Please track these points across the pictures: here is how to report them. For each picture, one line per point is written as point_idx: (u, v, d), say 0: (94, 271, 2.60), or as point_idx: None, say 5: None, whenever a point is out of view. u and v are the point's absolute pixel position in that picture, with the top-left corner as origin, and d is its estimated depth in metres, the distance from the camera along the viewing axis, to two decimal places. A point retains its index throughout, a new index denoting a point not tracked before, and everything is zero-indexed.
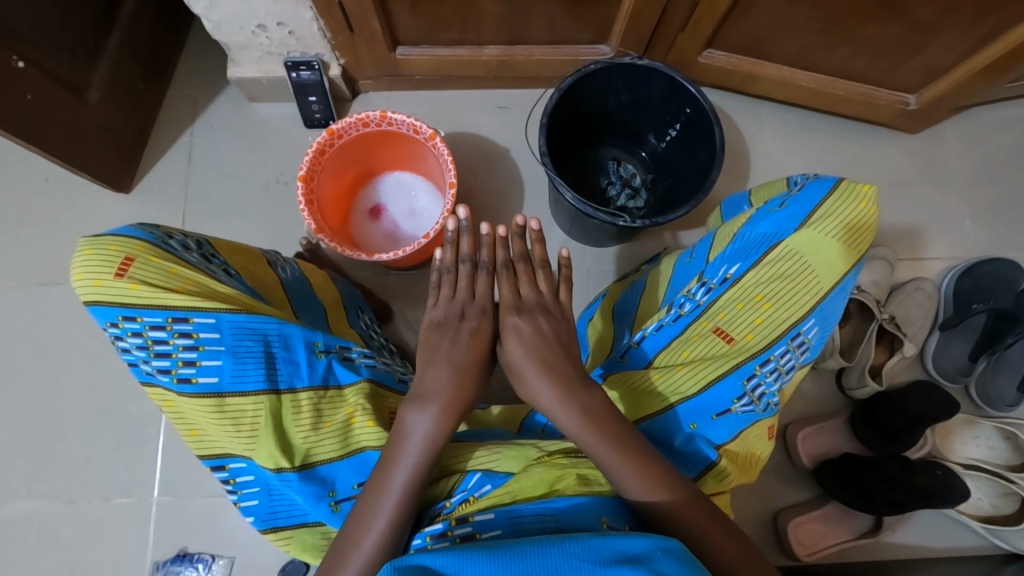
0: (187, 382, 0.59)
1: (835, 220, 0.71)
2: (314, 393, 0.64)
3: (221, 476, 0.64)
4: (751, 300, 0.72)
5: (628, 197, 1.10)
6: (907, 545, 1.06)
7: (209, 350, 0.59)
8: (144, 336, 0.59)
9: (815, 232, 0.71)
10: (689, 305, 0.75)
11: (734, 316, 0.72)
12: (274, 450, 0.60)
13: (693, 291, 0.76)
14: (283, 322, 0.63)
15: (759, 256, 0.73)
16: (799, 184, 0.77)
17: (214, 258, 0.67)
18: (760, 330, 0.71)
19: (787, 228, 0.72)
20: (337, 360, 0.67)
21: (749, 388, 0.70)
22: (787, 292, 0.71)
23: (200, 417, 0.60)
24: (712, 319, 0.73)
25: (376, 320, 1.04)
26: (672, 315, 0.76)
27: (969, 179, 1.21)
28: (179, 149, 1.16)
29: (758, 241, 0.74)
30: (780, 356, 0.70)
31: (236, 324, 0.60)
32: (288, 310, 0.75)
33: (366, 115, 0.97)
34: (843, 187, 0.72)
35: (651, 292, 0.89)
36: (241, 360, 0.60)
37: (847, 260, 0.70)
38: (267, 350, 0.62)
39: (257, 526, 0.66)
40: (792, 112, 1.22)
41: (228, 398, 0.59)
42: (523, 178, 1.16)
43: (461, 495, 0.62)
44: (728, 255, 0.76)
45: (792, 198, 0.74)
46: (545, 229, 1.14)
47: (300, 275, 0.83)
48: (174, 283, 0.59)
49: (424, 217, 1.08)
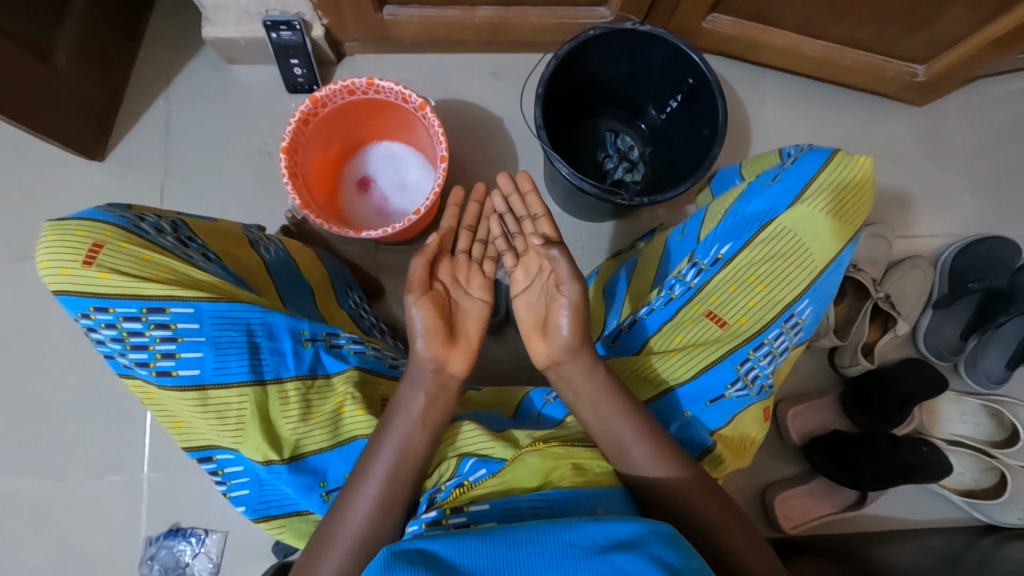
0: (167, 375, 0.56)
1: (827, 195, 0.69)
2: (301, 383, 0.61)
3: (208, 468, 0.62)
4: (744, 281, 0.70)
5: (625, 170, 1.06)
6: (889, 517, 1.09)
7: (189, 342, 0.56)
8: (119, 328, 0.55)
9: (808, 208, 0.69)
10: (680, 287, 0.73)
11: (726, 299, 0.70)
12: (263, 443, 0.58)
13: (684, 272, 0.73)
14: (266, 311, 0.60)
15: (753, 234, 0.70)
16: (793, 156, 0.74)
17: (191, 241, 0.63)
18: (753, 314, 0.69)
19: (780, 204, 0.70)
20: (323, 349, 0.65)
21: (743, 372, 0.69)
22: (781, 272, 0.69)
23: (182, 410, 0.58)
24: (705, 303, 0.71)
25: (365, 298, 1.02)
26: (663, 301, 0.73)
27: (971, 153, 1.18)
28: (155, 115, 1.10)
29: (751, 220, 0.71)
30: (773, 339, 0.69)
31: (217, 313, 0.56)
32: (274, 295, 0.73)
33: (352, 82, 0.92)
34: (836, 159, 0.70)
35: (640, 272, 0.86)
36: (224, 351, 0.57)
37: (841, 237, 0.68)
38: (250, 340, 0.59)
39: (249, 515, 0.64)
40: (797, 81, 1.18)
41: (210, 391, 0.57)
42: (517, 150, 1.12)
43: (457, 479, 0.60)
44: (719, 234, 0.73)
45: (786, 169, 0.71)
46: None
47: (285, 254, 0.80)
48: (146, 270, 0.55)
49: (414, 191, 1.04)
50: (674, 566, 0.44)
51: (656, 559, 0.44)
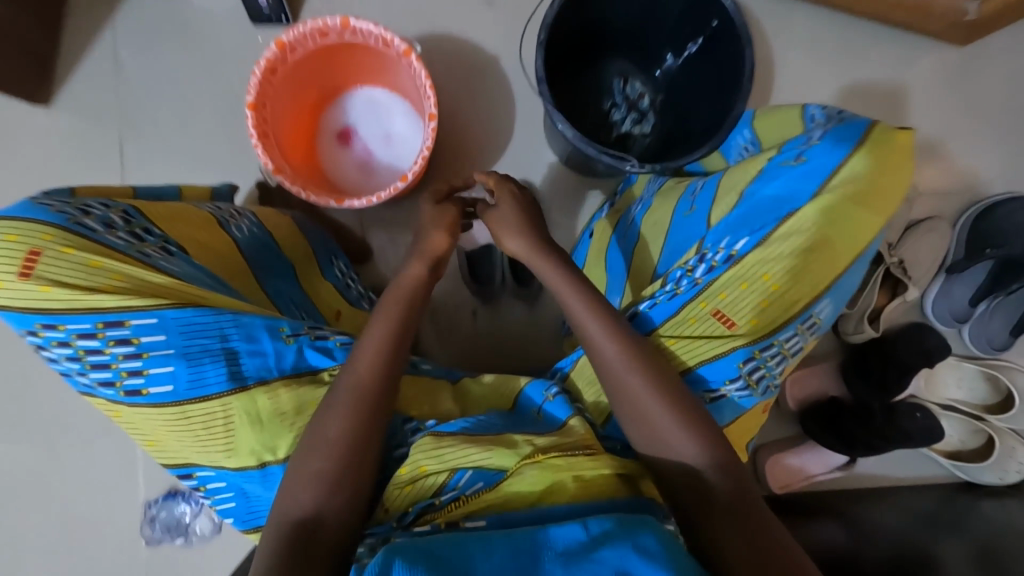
0: (136, 394, 0.48)
1: (859, 183, 0.58)
2: (290, 382, 0.53)
3: (190, 483, 0.54)
4: (759, 277, 0.58)
5: (633, 122, 0.96)
6: (877, 475, 1.11)
7: (155, 355, 0.47)
8: (74, 345, 0.48)
9: (837, 195, 0.58)
10: (686, 282, 0.62)
11: (737, 297, 0.59)
12: (257, 446, 0.50)
13: (691, 265, 0.63)
14: (240, 311, 0.52)
15: (773, 221, 0.59)
16: (817, 133, 0.63)
17: (148, 233, 0.54)
18: (766, 314, 0.59)
19: (805, 187, 0.59)
20: (307, 343, 0.56)
21: (745, 372, 0.60)
22: (802, 268, 0.58)
23: (159, 428, 0.50)
24: (713, 300, 0.60)
25: (351, 262, 0.97)
26: (667, 295, 0.63)
27: (1011, 99, 1.08)
28: (103, 53, 0.97)
29: (770, 204, 0.60)
30: (785, 340, 0.60)
31: (183, 321, 0.49)
32: (248, 281, 0.66)
33: (324, 24, 0.79)
34: (872, 139, 0.59)
35: (645, 243, 0.77)
36: (197, 360, 0.49)
37: (868, 230, 0.59)
38: (224, 345, 0.51)
39: (239, 526, 0.56)
40: (827, 16, 1.06)
41: (189, 406, 0.49)
42: (512, 96, 1.02)
43: (453, 493, 0.56)
44: (733, 222, 0.62)
45: (814, 147, 0.60)
46: (535, 155, 1.02)
47: (260, 230, 0.73)
48: (98, 279, 0.47)
49: (402, 145, 0.94)
50: (658, 553, 0.44)
51: (638, 545, 0.45)
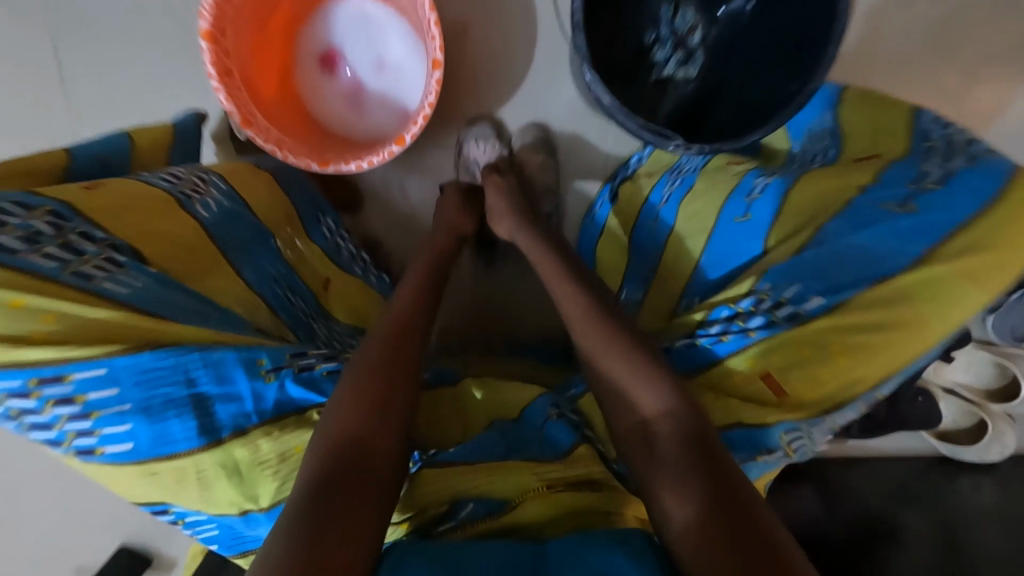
0: (90, 453, 0.42)
1: (984, 254, 0.44)
2: (269, 428, 0.46)
3: (166, 517, 0.49)
4: (826, 345, 0.47)
5: (678, 63, 0.78)
6: None
7: (107, 414, 0.41)
8: (4, 404, 0.40)
9: (950, 267, 0.44)
10: (734, 330, 0.51)
11: (793, 363, 0.48)
12: (236, 497, 0.46)
13: (742, 308, 0.51)
14: (207, 347, 0.44)
15: (859, 278, 0.46)
16: (939, 170, 0.48)
17: (82, 244, 0.44)
18: (824, 389, 0.47)
19: (909, 244, 0.46)
20: (290, 376, 0.48)
21: (786, 442, 0.49)
22: (882, 346, 0.45)
23: (121, 482, 0.45)
24: (763, 361, 0.49)
25: (337, 216, 0.85)
26: (710, 339, 0.53)
27: None
28: None
29: (856, 255, 0.47)
30: (840, 416, 0.48)
31: (139, 371, 0.41)
32: (223, 265, 0.56)
33: None
34: (1011, 199, 0.45)
35: (684, 237, 0.66)
36: (158, 417, 0.42)
37: (975, 311, 0.46)
38: (190, 393, 0.43)
39: (222, 551, 0.51)
40: None
41: (154, 464, 0.43)
42: (534, 14, 0.83)
43: (454, 521, 0.54)
44: (806, 264, 0.49)
45: (932, 192, 0.46)
46: (553, 91, 0.87)
47: (230, 201, 0.62)
48: (23, 323, 0.39)
49: (398, 74, 0.79)
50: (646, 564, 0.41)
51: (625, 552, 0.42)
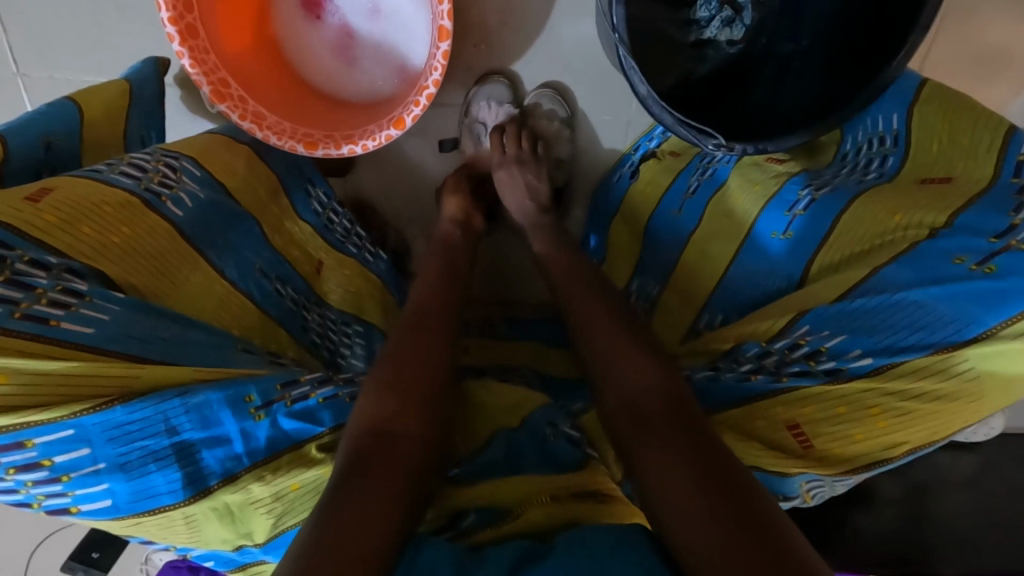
0: (65, 511, 0.39)
1: None
2: (259, 471, 0.42)
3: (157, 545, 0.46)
4: (864, 404, 0.43)
5: (723, 21, 0.66)
6: None
7: (80, 477, 0.38)
8: None
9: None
10: (766, 374, 0.47)
11: (827, 417, 0.44)
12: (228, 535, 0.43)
13: (778, 350, 0.48)
14: (185, 393, 0.40)
15: (909, 341, 0.42)
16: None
17: (34, 276, 0.39)
18: (855, 449, 0.44)
19: (972, 315, 0.40)
20: (280, 411, 0.43)
21: (805, 489, 0.47)
22: (925, 414, 0.41)
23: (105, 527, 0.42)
24: (794, 410, 0.45)
25: (317, 174, 0.71)
26: (736, 377, 0.49)
27: None
28: None
29: (912, 312, 0.42)
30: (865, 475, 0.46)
31: (109, 428, 0.37)
32: (202, 270, 0.50)
33: None
34: None
35: (729, 234, 0.57)
36: (135, 473, 0.39)
37: None
38: (170, 444, 0.39)
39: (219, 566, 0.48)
40: None
41: (138, 517, 0.40)
42: None
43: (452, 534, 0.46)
44: (851, 313, 0.44)
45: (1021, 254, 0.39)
46: (572, 45, 0.75)
47: (206, 190, 0.54)
48: None
49: (394, 24, 0.67)
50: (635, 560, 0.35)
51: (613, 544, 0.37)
